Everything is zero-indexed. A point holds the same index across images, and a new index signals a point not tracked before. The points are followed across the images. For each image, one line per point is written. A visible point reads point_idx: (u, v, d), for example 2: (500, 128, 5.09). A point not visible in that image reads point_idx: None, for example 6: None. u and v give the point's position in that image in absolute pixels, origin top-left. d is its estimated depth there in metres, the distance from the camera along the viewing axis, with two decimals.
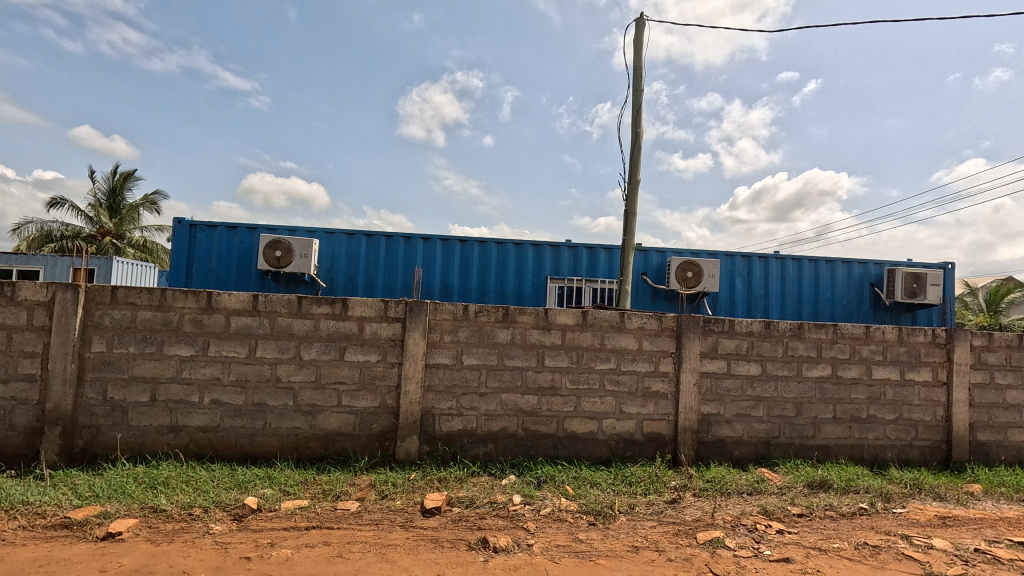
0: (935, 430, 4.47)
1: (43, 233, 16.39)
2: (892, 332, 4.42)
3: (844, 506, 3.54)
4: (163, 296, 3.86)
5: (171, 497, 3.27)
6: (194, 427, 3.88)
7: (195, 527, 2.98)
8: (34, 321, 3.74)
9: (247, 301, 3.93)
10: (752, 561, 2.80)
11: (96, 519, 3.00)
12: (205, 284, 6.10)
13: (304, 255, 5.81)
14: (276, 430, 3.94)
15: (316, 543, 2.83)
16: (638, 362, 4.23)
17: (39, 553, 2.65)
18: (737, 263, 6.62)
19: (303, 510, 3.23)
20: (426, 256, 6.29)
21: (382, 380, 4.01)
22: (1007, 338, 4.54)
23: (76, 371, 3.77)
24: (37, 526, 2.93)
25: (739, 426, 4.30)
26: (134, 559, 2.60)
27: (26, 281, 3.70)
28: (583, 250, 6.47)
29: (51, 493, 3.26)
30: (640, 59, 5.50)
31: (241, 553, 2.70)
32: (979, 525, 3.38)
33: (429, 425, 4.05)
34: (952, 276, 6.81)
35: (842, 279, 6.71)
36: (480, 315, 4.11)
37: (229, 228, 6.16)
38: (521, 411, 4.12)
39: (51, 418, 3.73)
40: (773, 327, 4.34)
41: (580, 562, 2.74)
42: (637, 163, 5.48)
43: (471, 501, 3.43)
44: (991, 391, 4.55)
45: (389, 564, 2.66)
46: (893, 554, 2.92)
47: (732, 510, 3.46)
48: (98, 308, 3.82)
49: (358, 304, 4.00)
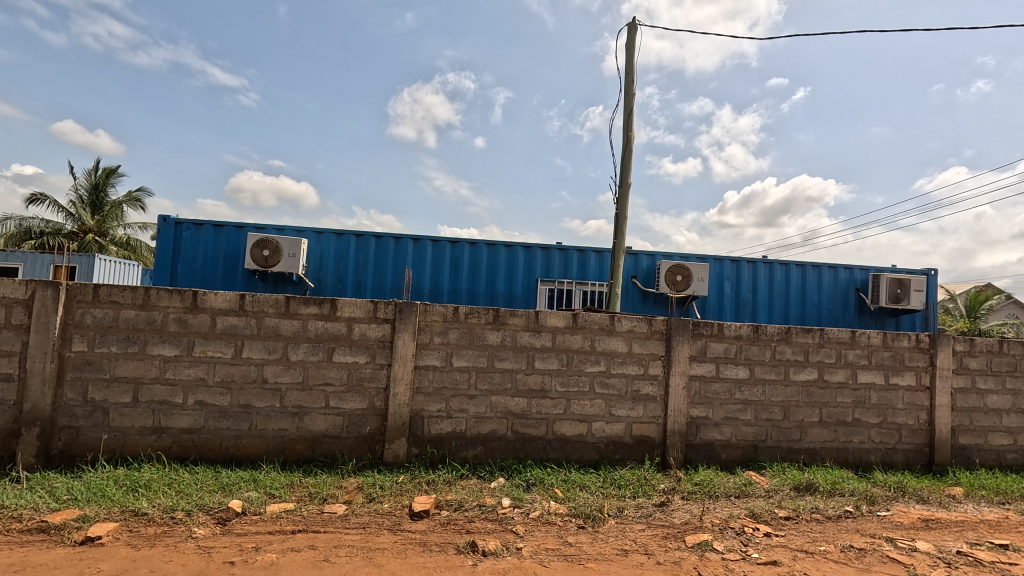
0: (918, 434, 4.53)
1: (24, 230, 16.09)
2: (878, 337, 4.48)
3: (830, 509, 3.58)
4: (147, 295, 3.79)
5: (152, 501, 3.21)
6: (178, 429, 3.81)
7: (177, 531, 2.92)
8: (12, 319, 3.65)
9: (234, 300, 3.87)
10: (740, 564, 2.81)
11: (75, 523, 2.92)
12: (191, 284, 6.00)
13: (292, 255, 5.72)
14: (262, 432, 3.88)
15: (303, 547, 2.79)
16: (627, 364, 4.23)
17: (14, 558, 2.58)
18: (725, 266, 6.68)
19: (289, 513, 3.18)
20: (417, 257, 6.25)
21: (371, 381, 3.97)
22: (988, 343, 4.62)
23: (55, 371, 3.68)
24: (13, 529, 2.85)
25: (727, 429, 4.32)
26: (114, 564, 2.54)
27: (5, 278, 3.60)
28: (574, 253, 6.48)
29: (28, 497, 3.17)
30: (632, 64, 5.52)
31: (225, 557, 2.65)
32: (961, 527, 3.43)
33: (418, 428, 4.02)
34: (935, 282, 6.93)
35: (828, 284, 6.78)
36: (471, 316, 4.09)
37: (215, 226, 6.07)
38: (511, 413, 4.10)
39: (28, 420, 3.63)
40: (761, 330, 4.37)
41: (569, 565, 2.73)
42: (628, 165, 5.49)
43: (459, 504, 3.41)
44: (973, 395, 4.62)
45: (376, 568, 2.63)
46: (879, 556, 2.95)
47: (720, 514, 3.47)
48: (80, 307, 3.74)
49: (347, 304, 3.96)
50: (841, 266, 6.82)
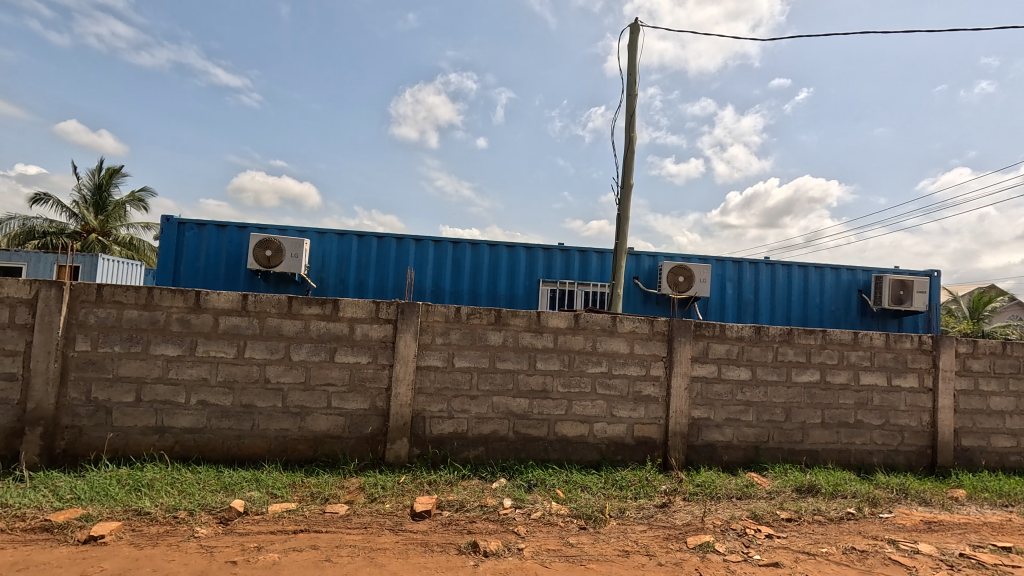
0: (921, 436, 4.52)
1: (28, 230, 16.15)
2: (880, 338, 4.47)
3: (832, 511, 3.57)
4: (150, 295, 3.80)
5: (155, 500, 3.22)
6: (180, 429, 3.82)
7: (180, 531, 2.93)
8: (16, 319, 3.66)
9: (236, 300, 3.88)
10: (742, 566, 2.81)
11: (78, 522, 2.93)
12: (193, 283, 6.02)
13: (295, 256, 5.73)
14: (264, 432, 3.89)
15: (304, 547, 2.79)
16: (629, 365, 4.23)
17: (18, 556, 2.59)
18: (727, 268, 6.68)
19: (290, 513, 3.19)
20: (419, 258, 6.26)
21: (373, 382, 3.98)
22: (991, 345, 4.61)
23: (59, 370, 3.70)
24: (16, 528, 2.86)
25: (728, 430, 4.31)
26: (116, 563, 2.55)
27: (9, 278, 3.62)
28: (575, 254, 6.48)
29: (31, 496, 3.19)
30: (635, 65, 5.52)
31: (226, 557, 2.65)
32: (964, 530, 3.42)
33: (419, 428, 4.02)
34: (938, 284, 6.91)
35: (831, 286, 6.77)
36: (472, 317, 4.09)
37: (218, 226, 6.09)
38: (512, 414, 4.11)
39: (32, 419, 3.65)
40: (763, 331, 4.37)
41: (570, 566, 2.73)
42: (630, 166, 5.49)
43: (460, 505, 3.41)
44: (976, 397, 4.61)
45: (378, 568, 2.63)
46: (881, 558, 2.94)
47: (722, 515, 3.47)
48: (83, 307, 3.75)
49: (349, 305, 3.97)
50: (843, 267, 6.81)
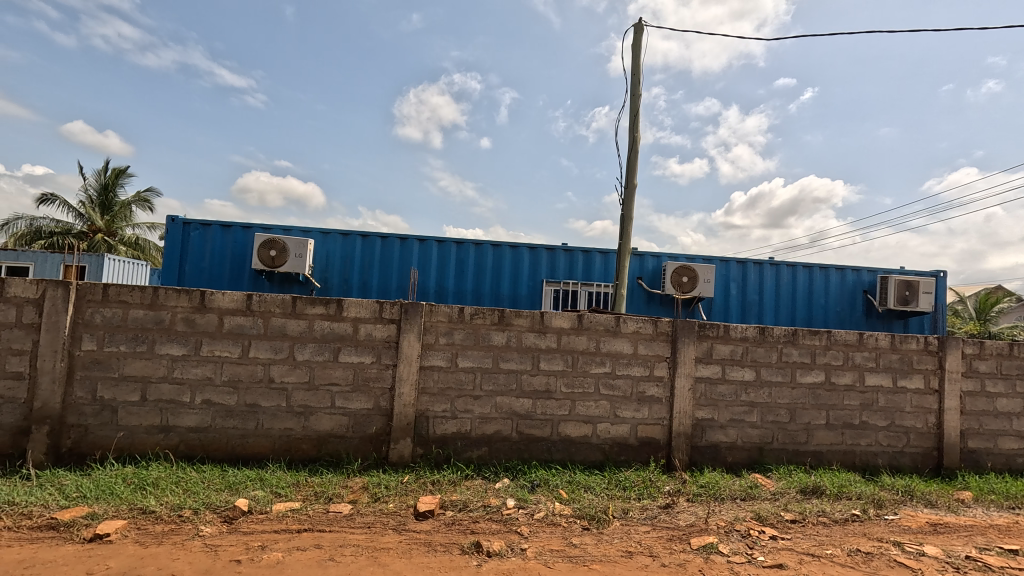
0: (926, 437, 4.49)
1: (35, 230, 16.27)
2: (885, 339, 4.45)
3: (837, 512, 3.56)
4: (156, 294, 3.82)
5: (160, 498, 3.23)
6: (185, 428, 3.84)
7: (184, 529, 2.94)
8: (23, 318, 3.69)
9: (241, 300, 3.89)
10: (745, 567, 2.80)
11: (84, 520, 2.95)
12: (198, 283, 6.05)
13: (299, 255, 5.75)
14: (268, 431, 3.90)
15: (308, 546, 2.80)
16: (633, 366, 4.23)
17: (25, 554, 2.61)
18: (731, 268, 6.66)
19: (294, 512, 3.20)
20: (422, 258, 6.26)
21: (376, 382, 3.99)
22: (997, 346, 4.58)
23: (65, 369, 3.72)
24: (23, 526, 2.88)
25: (732, 431, 4.30)
26: (121, 562, 2.56)
27: (16, 277, 3.64)
28: (579, 254, 6.48)
29: (37, 494, 3.21)
30: (639, 65, 5.51)
31: (231, 555, 2.67)
32: (970, 532, 3.40)
33: (423, 428, 4.03)
34: (944, 284, 6.87)
35: (835, 286, 6.74)
36: (476, 317, 4.10)
37: (223, 226, 6.11)
38: (516, 414, 4.11)
39: (38, 418, 3.67)
40: (767, 332, 4.35)
41: (573, 567, 2.73)
42: (634, 166, 5.48)
43: (464, 505, 3.41)
44: (982, 399, 4.58)
45: (381, 568, 2.63)
46: (886, 560, 2.93)
47: (726, 516, 3.46)
48: (89, 306, 3.77)
49: (353, 305, 3.98)
50: (848, 268, 6.78)
